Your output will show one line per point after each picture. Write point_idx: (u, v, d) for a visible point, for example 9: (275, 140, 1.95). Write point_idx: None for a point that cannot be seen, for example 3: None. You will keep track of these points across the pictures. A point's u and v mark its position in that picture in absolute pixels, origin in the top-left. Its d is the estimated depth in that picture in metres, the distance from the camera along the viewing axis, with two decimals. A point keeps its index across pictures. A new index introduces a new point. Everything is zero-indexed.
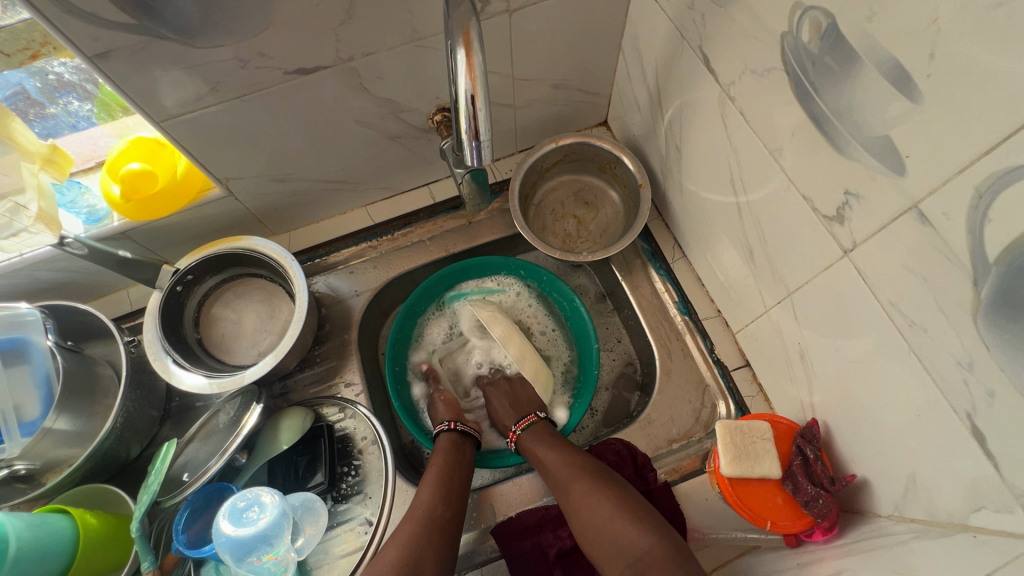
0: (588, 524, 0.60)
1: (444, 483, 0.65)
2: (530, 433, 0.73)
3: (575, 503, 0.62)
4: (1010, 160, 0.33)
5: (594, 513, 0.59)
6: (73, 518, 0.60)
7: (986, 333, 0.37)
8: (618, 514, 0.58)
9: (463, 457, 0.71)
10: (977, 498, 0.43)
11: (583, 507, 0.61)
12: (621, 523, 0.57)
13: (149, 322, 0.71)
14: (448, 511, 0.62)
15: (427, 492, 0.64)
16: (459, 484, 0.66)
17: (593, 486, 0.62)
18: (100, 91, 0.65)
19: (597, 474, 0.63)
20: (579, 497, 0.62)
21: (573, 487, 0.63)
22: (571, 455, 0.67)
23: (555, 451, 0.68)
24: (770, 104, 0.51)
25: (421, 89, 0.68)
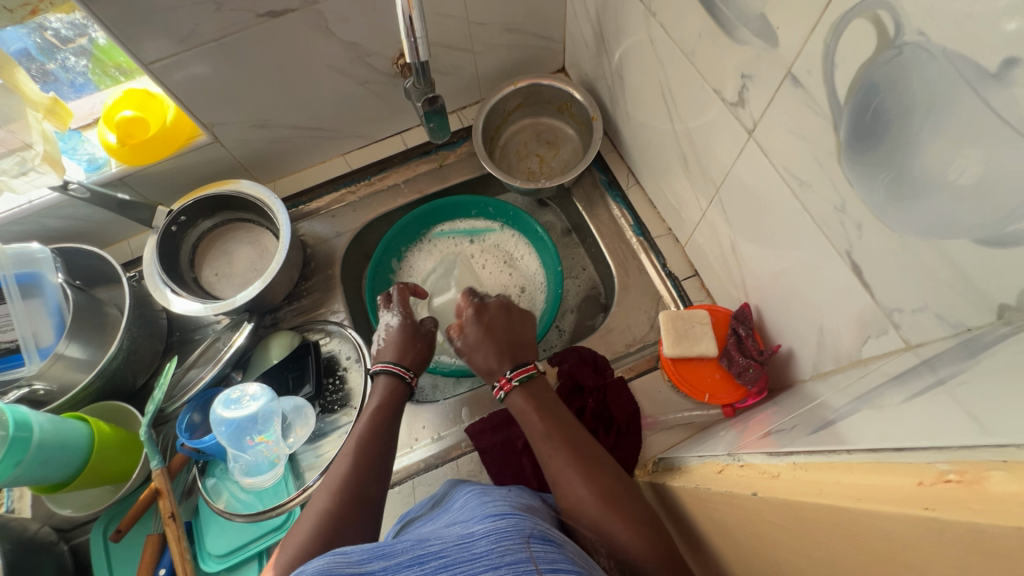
0: (574, 512, 0.54)
1: (363, 450, 0.59)
2: (524, 391, 0.65)
3: (564, 487, 0.56)
4: (842, 9, 0.39)
5: (584, 505, 0.53)
6: (89, 424, 0.67)
7: (848, 171, 0.44)
8: (611, 510, 0.52)
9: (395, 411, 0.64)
10: (864, 330, 0.49)
11: (574, 495, 0.54)
12: (613, 523, 0.51)
13: (149, 259, 0.78)
14: (372, 484, 0.56)
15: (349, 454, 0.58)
16: (383, 454, 0.59)
17: (587, 475, 0.55)
18: (94, 48, 0.73)
19: (594, 460, 0.57)
20: (570, 483, 0.55)
21: (565, 473, 0.56)
22: (570, 435, 0.60)
23: (548, 428, 0.60)
24: (681, 10, 0.58)
25: (383, 32, 0.75)
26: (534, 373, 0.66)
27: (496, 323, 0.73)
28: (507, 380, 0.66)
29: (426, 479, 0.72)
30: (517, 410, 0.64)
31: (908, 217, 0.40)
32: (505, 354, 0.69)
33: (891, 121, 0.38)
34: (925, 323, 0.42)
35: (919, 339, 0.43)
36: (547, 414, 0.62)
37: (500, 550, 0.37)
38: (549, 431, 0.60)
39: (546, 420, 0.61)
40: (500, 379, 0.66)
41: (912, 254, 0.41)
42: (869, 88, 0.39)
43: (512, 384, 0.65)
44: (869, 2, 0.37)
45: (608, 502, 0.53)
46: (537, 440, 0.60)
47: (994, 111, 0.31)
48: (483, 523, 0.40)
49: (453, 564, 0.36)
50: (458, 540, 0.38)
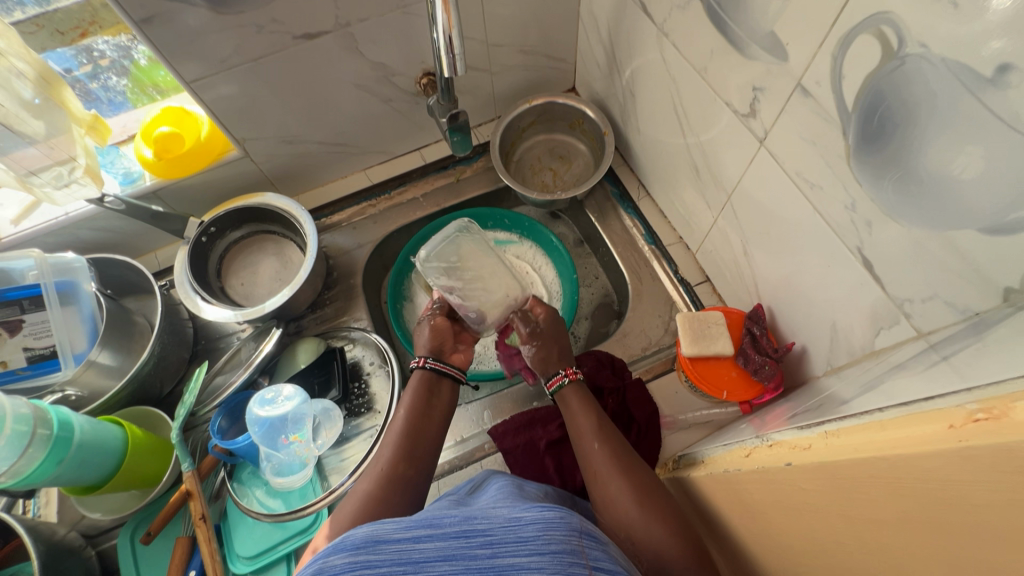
0: (608, 506, 0.55)
1: (409, 436, 0.60)
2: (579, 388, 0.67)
3: (603, 480, 0.57)
4: (848, 25, 0.43)
5: (619, 499, 0.54)
6: (123, 427, 0.68)
7: (857, 172, 0.48)
8: (646, 507, 0.52)
9: (431, 405, 0.65)
10: (876, 322, 0.52)
11: (610, 490, 0.55)
12: (646, 519, 0.51)
13: (180, 268, 0.81)
14: (409, 469, 0.57)
15: (390, 446, 0.59)
16: (423, 440, 0.61)
17: (626, 471, 0.56)
18: (135, 68, 0.77)
19: (633, 459, 0.58)
20: (607, 477, 0.56)
21: (604, 467, 0.57)
22: (614, 435, 0.61)
23: (594, 425, 0.61)
24: (694, 30, 0.62)
25: (409, 53, 0.80)
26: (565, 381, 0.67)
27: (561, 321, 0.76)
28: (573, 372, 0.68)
29: (450, 480, 0.74)
30: (569, 405, 0.65)
31: (916, 211, 0.43)
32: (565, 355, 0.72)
33: (896, 124, 0.42)
34: (936, 311, 0.45)
35: (930, 327, 0.46)
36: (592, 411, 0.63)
37: (547, 538, 0.36)
38: (594, 426, 0.62)
39: (592, 414, 0.63)
40: (567, 366, 0.68)
41: (921, 246, 0.44)
42: (875, 95, 0.43)
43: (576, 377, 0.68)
44: (873, 18, 0.41)
45: (644, 499, 0.53)
46: (582, 435, 0.62)
47: (992, 112, 0.35)
48: (532, 510, 0.38)
49: (497, 545, 0.35)
50: (507, 521, 0.37)
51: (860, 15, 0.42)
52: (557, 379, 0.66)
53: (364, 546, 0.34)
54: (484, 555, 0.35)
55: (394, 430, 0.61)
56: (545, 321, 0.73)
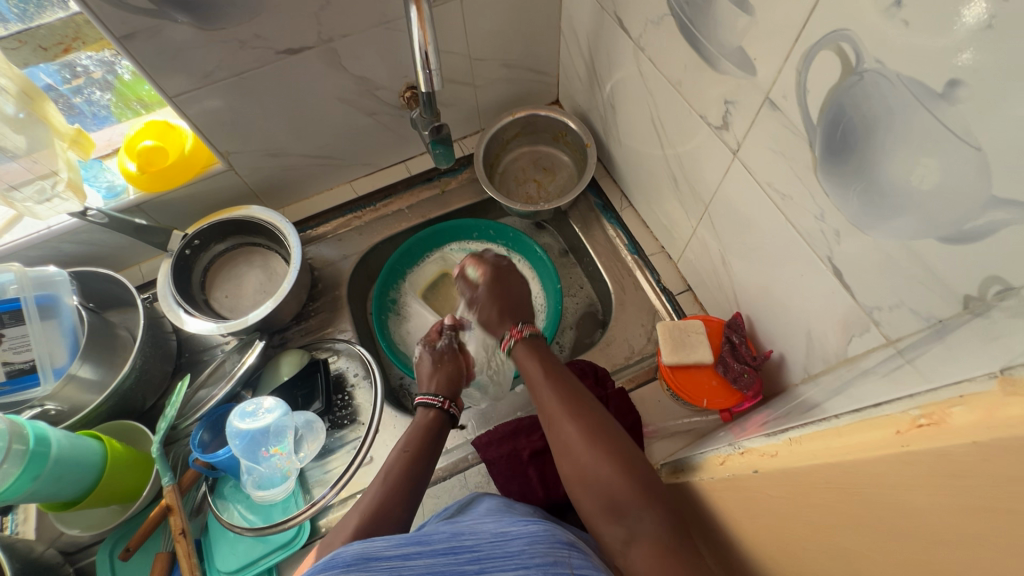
0: (563, 450, 0.59)
1: (400, 473, 0.59)
2: (529, 342, 0.71)
3: (584, 467, 0.56)
4: (810, 41, 0.44)
5: (572, 443, 0.58)
6: (102, 442, 0.68)
7: (824, 183, 0.49)
8: (595, 444, 0.56)
9: (435, 445, 0.65)
10: (848, 330, 0.53)
11: (561, 434, 0.59)
12: (596, 457, 0.55)
13: (163, 281, 0.81)
14: (404, 510, 0.55)
15: (382, 483, 0.57)
16: (419, 475, 0.60)
17: (575, 414, 0.60)
18: (119, 83, 0.77)
19: (592, 414, 0.60)
20: (560, 423, 0.60)
21: (556, 413, 0.61)
22: (566, 383, 0.64)
23: (543, 372, 0.66)
24: (667, 45, 0.64)
25: (392, 67, 0.81)
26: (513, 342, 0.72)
27: (506, 282, 0.79)
28: (519, 331, 0.72)
29: (434, 492, 0.74)
30: (520, 360, 0.70)
31: (880, 221, 0.44)
32: (516, 314, 0.76)
33: (859, 136, 0.43)
34: (902, 318, 0.46)
35: (898, 334, 0.47)
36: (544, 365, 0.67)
37: (534, 550, 0.40)
38: (568, 411, 0.60)
39: (541, 366, 0.67)
40: (512, 328, 0.72)
41: (885, 255, 0.45)
42: (837, 109, 0.44)
43: (522, 334, 0.72)
44: (833, 35, 0.42)
45: (591, 438, 0.57)
46: (535, 385, 0.66)
47: (944, 125, 0.36)
48: (517, 526, 0.43)
49: (486, 559, 0.38)
50: (494, 537, 0.41)
51: (820, 32, 0.43)
52: (504, 343, 0.72)
53: (357, 564, 0.34)
54: (473, 570, 0.37)
55: (389, 466, 0.60)
56: (483, 290, 0.78)
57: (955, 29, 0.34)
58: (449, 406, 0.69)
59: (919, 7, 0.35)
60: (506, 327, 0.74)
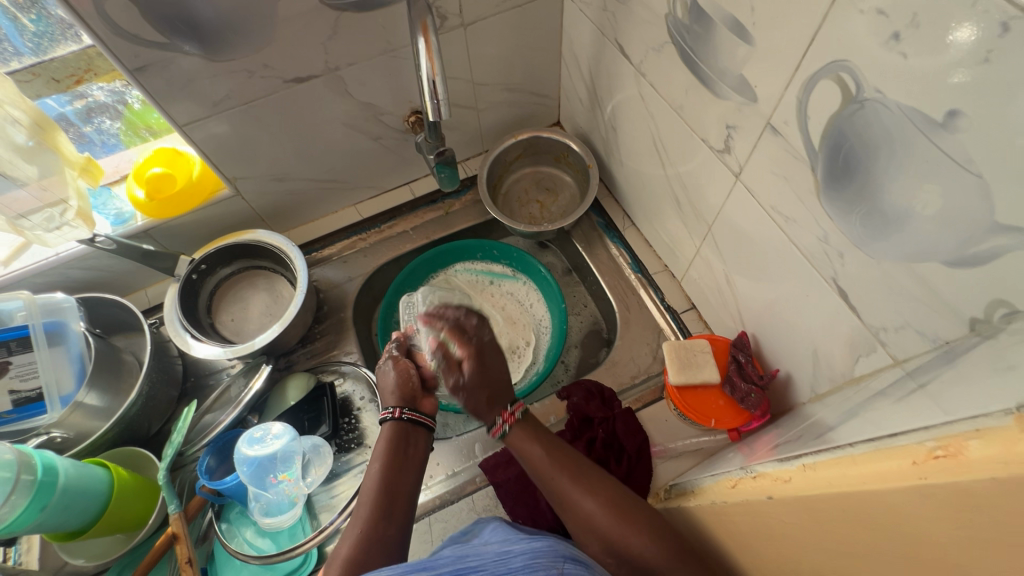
0: (586, 528, 0.56)
1: (385, 490, 0.59)
2: (522, 422, 0.64)
3: (613, 541, 0.54)
4: (810, 69, 0.45)
5: (596, 520, 0.55)
6: (109, 470, 0.67)
7: (827, 206, 0.50)
8: (622, 519, 0.54)
9: (411, 455, 0.63)
10: (854, 350, 0.54)
11: (581, 511, 0.57)
12: (627, 532, 0.54)
13: (170, 305, 0.81)
14: (391, 529, 0.55)
15: (367, 505, 0.57)
16: (404, 487, 0.60)
17: (590, 489, 0.57)
18: (129, 112, 0.79)
19: (605, 483, 0.58)
20: (577, 502, 0.57)
21: (568, 492, 0.58)
22: (565, 453, 0.61)
23: (542, 450, 0.61)
24: (668, 72, 0.65)
25: (397, 93, 0.82)
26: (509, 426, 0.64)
27: (490, 359, 0.67)
28: (510, 414, 0.64)
29: (442, 516, 0.73)
30: (515, 442, 0.62)
31: (884, 244, 0.45)
32: (503, 394, 0.66)
33: (860, 162, 0.44)
34: (909, 339, 0.47)
35: (904, 354, 0.47)
36: (537, 436, 0.62)
37: (535, 565, 0.41)
38: (580, 488, 0.57)
39: (537, 444, 0.62)
40: (504, 412, 0.64)
41: (889, 276, 0.46)
42: (838, 135, 0.45)
43: (515, 417, 0.64)
44: (832, 65, 0.43)
45: (616, 512, 0.55)
46: (535, 465, 0.61)
47: (944, 153, 0.37)
48: (521, 543, 0.44)
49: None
50: (497, 555, 0.42)
51: (819, 61, 0.44)
52: (494, 429, 0.63)
53: None
54: None
55: (370, 483, 0.59)
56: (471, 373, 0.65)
57: (952, 62, 0.35)
58: (403, 413, 0.65)
59: (917, 40, 0.36)
60: (496, 411, 0.65)
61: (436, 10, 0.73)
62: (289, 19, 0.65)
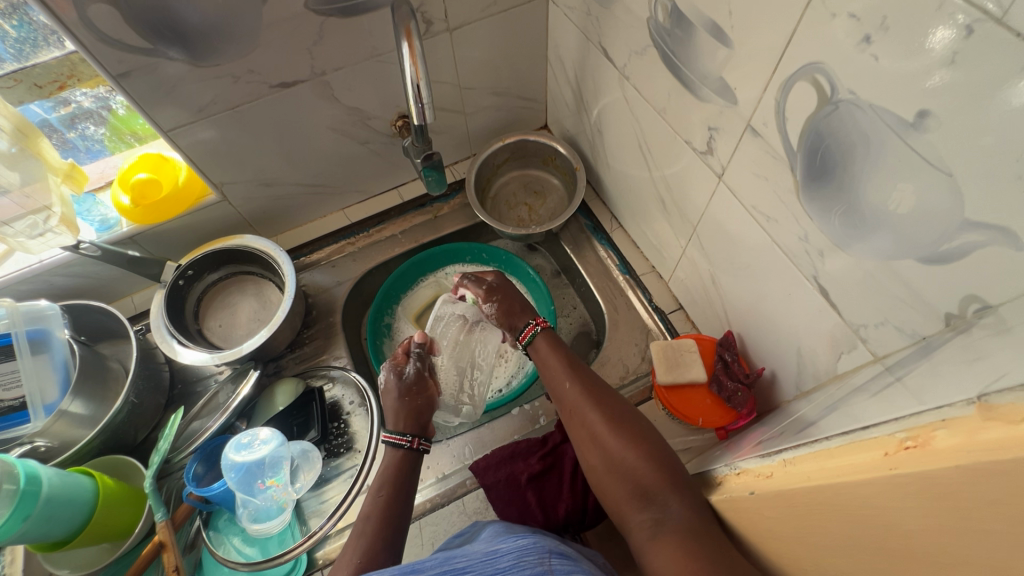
0: (587, 441, 0.58)
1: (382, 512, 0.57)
2: (547, 335, 0.69)
3: (610, 457, 0.55)
4: (788, 72, 0.46)
5: (597, 428, 0.57)
6: (94, 478, 0.67)
7: (807, 206, 0.50)
8: (621, 431, 0.56)
9: (412, 485, 0.61)
10: (836, 347, 0.55)
11: (585, 421, 0.59)
12: (622, 444, 0.55)
13: (157, 311, 0.81)
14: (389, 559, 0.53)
15: (365, 530, 0.55)
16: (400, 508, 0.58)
17: (598, 401, 0.59)
18: (113, 117, 0.78)
19: (614, 400, 0.60)
20: (583, 412, 0.59)
21: (578, 400, 0.61)
22: (583, 370, 0.64)
23: (563, 365, 0.65)
24: (651, 75, 0.66)
25: (383, 97, 0.83)
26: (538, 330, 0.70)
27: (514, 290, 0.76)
28: (541, 321, 0.71)
29: (432, 519, 0.73)
30: (539, 353, 0.68)
31: (862, 243, 0.46)
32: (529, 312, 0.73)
33: (837, 162, 0.45)
34: (888, 336, 0.48)
35: (884, 351, 0.48)
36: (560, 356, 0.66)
37: (523, 564, 0.40)
38: (588, 395, 0.60)
39: (562, 356, 0.66)
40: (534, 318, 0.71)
41: (867, 273, 0.47)
42: (816, 136, 0.46)
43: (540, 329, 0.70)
44: (807, 67, 0.44)
45: (617, 424, 0.57)
46: (552, 377, 0.65)
47: (916, 152, 0.38)
48: (507, 541, 0.43)
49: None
50: (484, 555, 0.41)
51: (796, 64, 0.45)
52: (524, 332, 0.70)
53: None
54: None
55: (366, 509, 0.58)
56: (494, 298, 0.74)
57: (921, 63, 0.36)
58: (420, 444, 0.63)
59: (887, 42, 0.37)
60: (524, 320, 0.72)
61: (422, 14, 0.74)
62: (273, 24, 0.66)
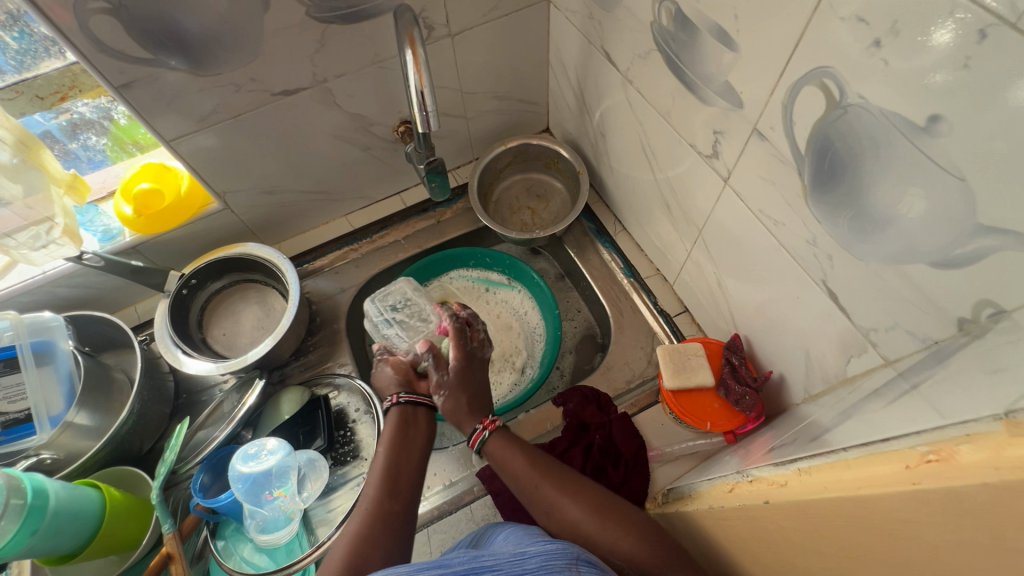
0: (572, 535, 0.57)
1: (392, 470, 0.61)
2: (503, 433, 0.65)
3: (602, 550, 0.55)
4: (795, 76, 0.46)
5: (582, 524, 0.56)
6: (100, 490, 0.67)
7: (814, 210, 0.50)
8: (608, 522, 0.55)
9: (417, 438, 0.66)
10: (846, 351, 0.54)
11: (568, 517, 0.57)
12: (614, 534, 0.55)
13: (160, 321, 0.81)
14: (394, 505, 0.58)
15: (373, 485, 0.60)
16: (409, 463, 0.62)
17: (577, 495, 0.58)
18: (114, 127, 0.78)
19: (588, 489, 0.59)
20: (564, 507, 0.58)
21: (555, 498, 0.58)
22: (549, 463, 0.62)
23: (528, 461, 0.62)
24: (655, 78, 0.65)
25: (385, 103, 0.82)
26: (486, 436, 0.65)
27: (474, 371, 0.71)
28: (491, 422, 0.66)
29: (440, 527, 0.73)
30: (497, 452, 0.64)
31: (871, 247, 0.46)
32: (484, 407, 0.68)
33: (846, 167, 0.45)
34: (899, 340, 0.47)
35: (895, 355, 0.48)
36: (522, 450, 0.63)
37: (550, 566, 0.42)
38: (563, 491, 0.58)
39: (523, 455, 0.62)
40: (485, 418, 0.66)
41: (877, 277, 0.47)
42: (824, 140, 0.46)
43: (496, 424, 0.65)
44: (816, 71, 0.44)
45: (601, 516, 0.56)
46: (519, 476, 0.61)
47: (926, 156, 0.38)
48: (536, 544, 0.44)
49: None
50: (514, 556, 0.43)
51: (803, 68, 0.45)
52: (475, 437, 0.65)
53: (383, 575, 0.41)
54: None
55: (377, 463, 0.62)
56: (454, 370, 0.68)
57: (932, 67, 0.35)
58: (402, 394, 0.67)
59: (897, 47, 0.37)
60: (473, 420, 0.67)
61: (423, 20, 0.73)
62: (275, 33, 0.65)
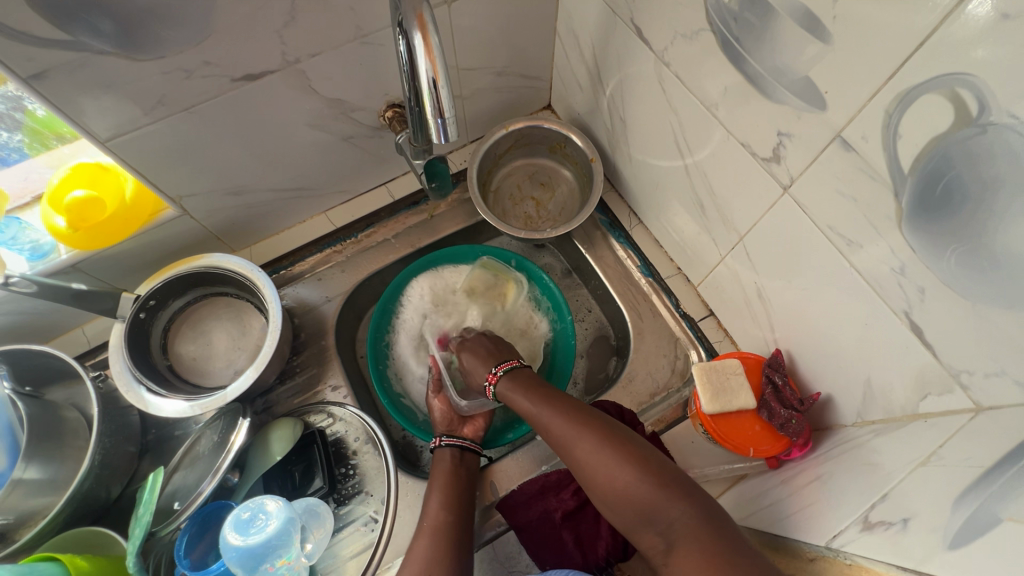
0: (582, 471, 0.58)
1: (451, 492, 0.65)
2: (508, 377, 0.69)
3: (607, 484, 0.55)
4: (910, 80, 0.38)
5: (586, 458, 0.57)
6: (63, 562, 0.55)
7: (910, 236, 0.43)
8: (611, 453, 0.56)
9: (465, 466, 0.69)
10: (923, 387, 0.49)
11: (575, 452, 0.58)
12: (615, 465, 0.55)
13: (115, 354, 0.69)
14: (454, 517, 0.63)
15: (434, 502, 0.64)
16: (463, 487, 0.66)
17: (581, 428, 0.59)
18: (30, 119, 0.62)
19: (594, 420, 0.60)
20: (571, 441, 0.59)
21: (561, 433, 0.60)
22: (561, 399, 0.63)
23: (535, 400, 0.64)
24: (702, 63, 0.56)
25: (369, 85, 0.69)
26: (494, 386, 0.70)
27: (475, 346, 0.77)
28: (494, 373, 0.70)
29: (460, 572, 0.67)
30: (507, 393, 0.68)
31: (987, 289, 0.39)
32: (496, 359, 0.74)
33: (968, 195, 0.37)
34: (1000, 387, 0.41)
35: (991, 402, 0.42)
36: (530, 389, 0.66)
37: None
38: (569, 424, 0.60)
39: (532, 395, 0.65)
40: (488, 373, 0.71)
41: (987, 321, 0.40)
42: (942, 159, 0.38)
43: (498, 377, 0.70)
44: (948, 78, 0.35)
45: (605, 446, 0.57)
46: (531, 413, 0.64)
47: None
48: None
49: None
50: None
51: (929, 71, 0.36)
52: (488, 393, 0.70)
53: None
54: None
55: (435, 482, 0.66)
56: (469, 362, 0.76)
57: None
58: (440, 441, 0.71)
59: None
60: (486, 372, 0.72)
61: None
62: (231, 3, 0.51)
